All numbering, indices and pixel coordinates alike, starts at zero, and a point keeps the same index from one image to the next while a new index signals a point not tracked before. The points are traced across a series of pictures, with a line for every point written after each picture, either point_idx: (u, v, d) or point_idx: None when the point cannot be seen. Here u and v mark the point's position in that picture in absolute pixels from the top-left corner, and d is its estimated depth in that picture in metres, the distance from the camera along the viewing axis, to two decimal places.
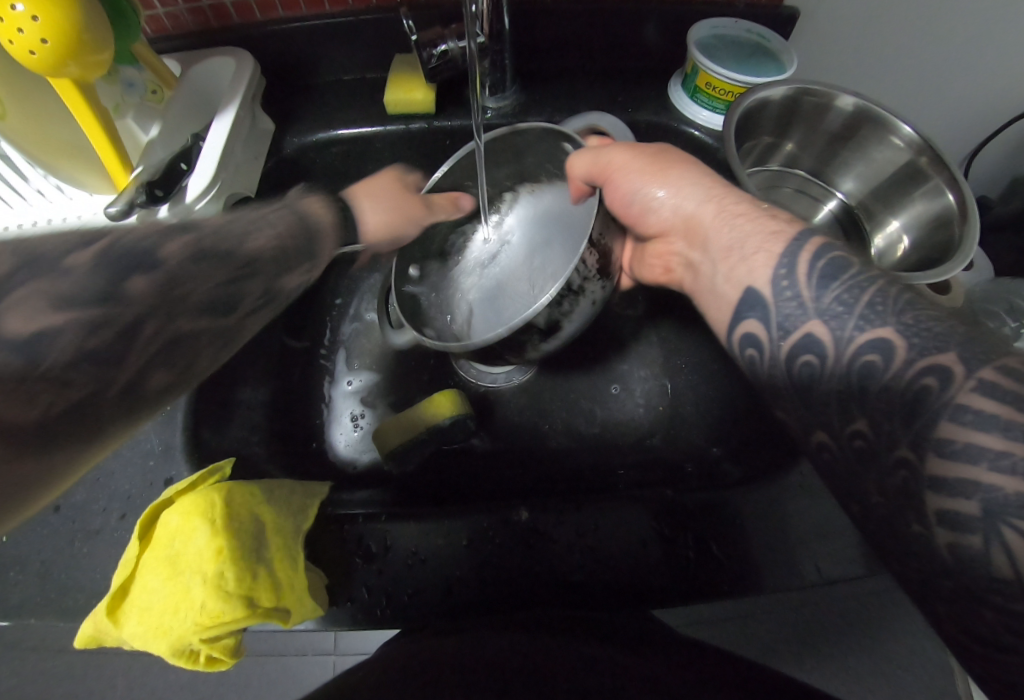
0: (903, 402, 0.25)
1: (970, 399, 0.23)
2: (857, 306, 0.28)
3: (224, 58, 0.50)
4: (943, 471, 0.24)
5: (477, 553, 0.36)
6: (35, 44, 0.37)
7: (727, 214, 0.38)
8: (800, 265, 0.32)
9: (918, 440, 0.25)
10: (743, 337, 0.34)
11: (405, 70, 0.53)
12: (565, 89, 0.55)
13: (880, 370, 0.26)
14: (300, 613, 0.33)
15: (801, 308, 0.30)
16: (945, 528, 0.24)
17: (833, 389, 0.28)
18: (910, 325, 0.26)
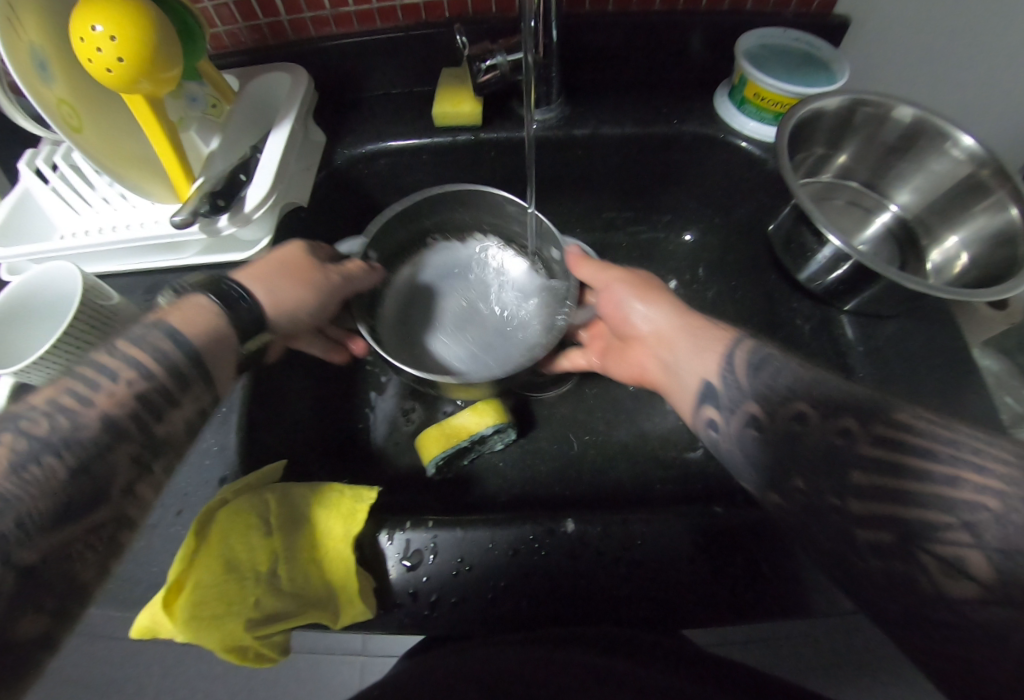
0: (870, 422, 0.29)
1: (867, 450, 0.28)
2: (778, 385, 0.33)
3: (281, 73, 0.53)
4: (867, 509, 0.28)
5: (522, 563, 0.36)
6: (113, 62, 0.39)
7: (693, 326, 0.41)
8: (734, 360, 0.36)
9: (840, 487, 0.29)
10: (705, 419, 0.37)
11: (452, 84, 0.54)
12: (609, 101, 0.55)
13: (804, 431, 0.31)
14: (351, 614, 0.34)
15: (740, 389, 0.34)
16: (873, 553, 0.27)
17: (761, 442, 0.32)
18: (817, 395, 0.31)
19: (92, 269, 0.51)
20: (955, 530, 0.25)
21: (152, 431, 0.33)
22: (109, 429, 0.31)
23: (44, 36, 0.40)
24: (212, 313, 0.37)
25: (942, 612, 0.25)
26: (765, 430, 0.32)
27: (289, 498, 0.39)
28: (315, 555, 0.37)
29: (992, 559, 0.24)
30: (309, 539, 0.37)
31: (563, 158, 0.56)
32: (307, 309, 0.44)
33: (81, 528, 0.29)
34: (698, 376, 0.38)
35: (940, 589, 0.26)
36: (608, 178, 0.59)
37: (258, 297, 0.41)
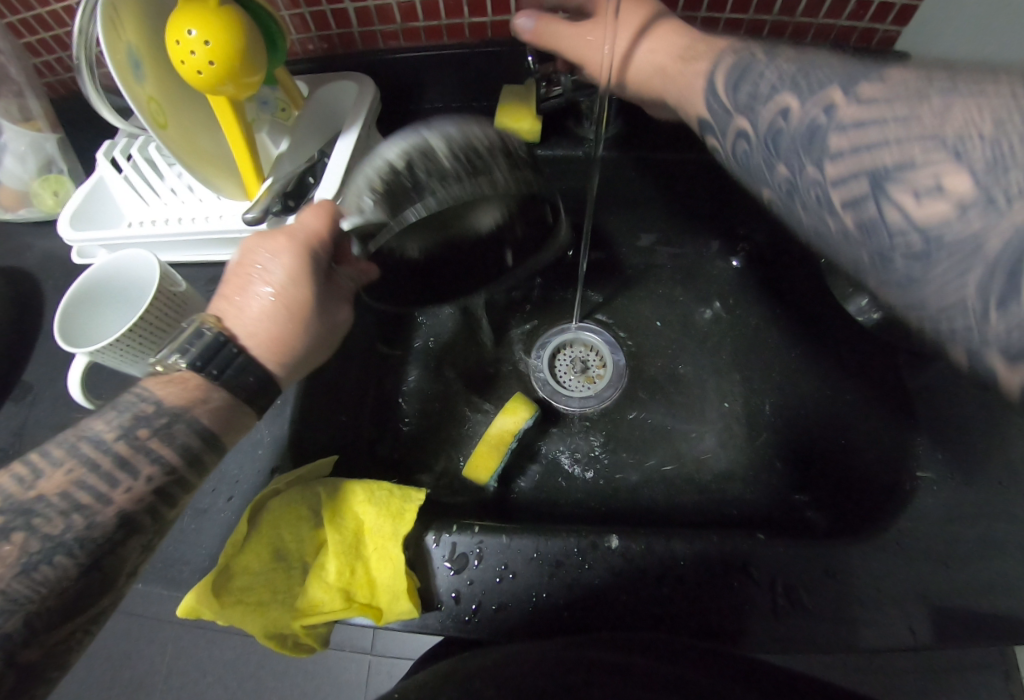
0: (802, 135, 0.28)
1: (850, 111, 0.26)
2: (775, 131, 0.30)
3: (347, 81, 0.54)
4: (840, 170, 0.26)
5: (564, 575, 0.37)
6: (204, 65, 0.41)
7: (690, 54, 0.40)
8: (720, 70, 0.36)
9: (819, 158, 0.27)
10: (712, 148, 0.37)
11: (512, 100, 0.55)
12: (662, 124, 0.56)
13: (786, 120, 0.30)
14: (397, 611, 0.34)
15: (782, 70, 0.31)
16: (849, 211, 0.26)
17: (780, 162, 0.30)
18: (805, 85, 0.29)
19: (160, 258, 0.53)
20: (932, 153, 0.23)
21: (165, 517, 0.33)
22: (123, 524, 0.31)
23: (141, 39, 0.42)
24: (232, 405, 0.36)
25: (901, 241, 0.23)
26: (755, 136, 0.32)
27: (339, 493, 0.39)
28: (358, 555, 0.37)
29: (974, 167, 0.21)
30: (353, 536, 0.37)
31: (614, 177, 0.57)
32: (324, 344, 0.43)
33: (84, 619, 0.30)
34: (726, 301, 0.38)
35: (907, 217, 0.23)
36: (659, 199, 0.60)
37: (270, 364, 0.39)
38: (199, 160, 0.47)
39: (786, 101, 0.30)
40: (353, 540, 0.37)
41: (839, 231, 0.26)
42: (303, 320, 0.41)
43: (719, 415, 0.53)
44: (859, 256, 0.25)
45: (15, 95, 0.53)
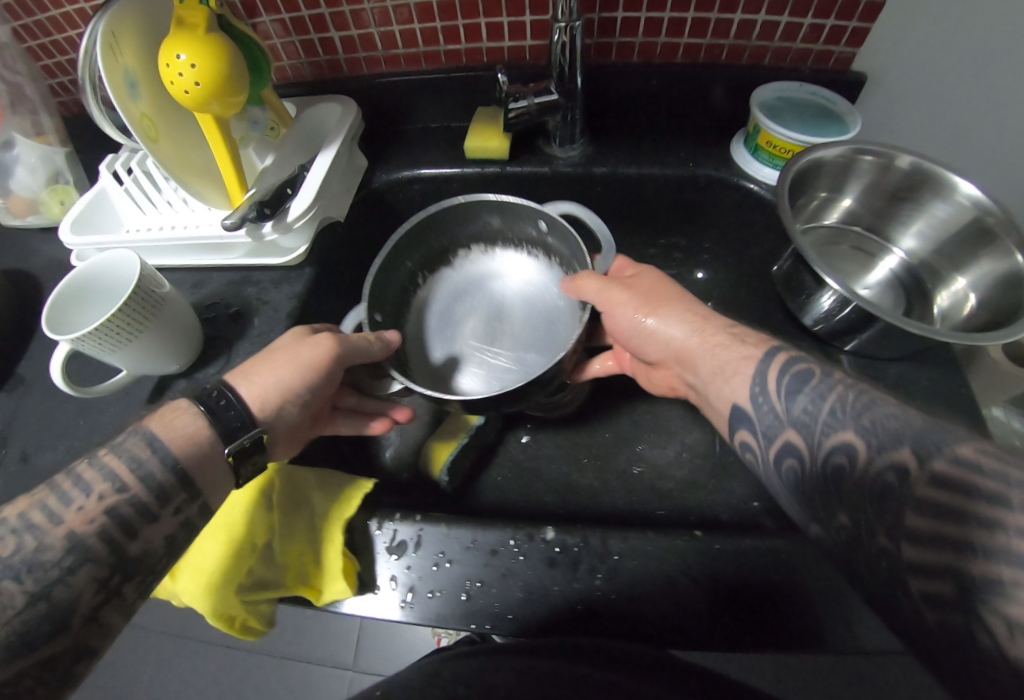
0: (826, 475, 0.32)
1: (888, 469, 0.29)
2: (820, 415, 0.33)
3: (332, 104, 0.59)
4: (922, 556, 0.27)
5: (499, 564, 0.37)
6: (190, 86, 0.44)
7: (712, 343, 0.42)
8: (773, 368, 0.37)
9: (859, 445, 0.31)
10: (740, 441, 0.39)
11: (483, 120, 0.59)
12: (630, 143, 0.59)
13: (850, 469, 0.31)
14: (333, 590, 0.36)
15: (843, 411, 0.32)
16: (925, 601, 0.26)
17: (813, 490, 0.33)
18: (867, 426, 0.31)
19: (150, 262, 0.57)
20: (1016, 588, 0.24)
21: (123, 551, 0.33)
22: (74, 552, 0.32)
23: (140, 60, 0.47)
24: (191, 421, 0.36)
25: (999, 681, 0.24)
26: (809, 465, 0.33)
27: (294, 479, 0.41)
28: (304, 537, 0.39)
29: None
30: (302, 519, 0.39)
31: (585, 193, 0.60)
32: (306, 389, 0.41)
33: (33, 660, 0.30)
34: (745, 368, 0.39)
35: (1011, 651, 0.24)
36: (627, 215, 0.62)
37: (239, 396, 0.39)
38: (188, 171, 0.51)
39: (839, 433, 0.32)
40: (301, 523, 0.39)
41: (909, 590, 0.27)
42: (279, 361, 0.41)
43: (684, 425, 0.54)
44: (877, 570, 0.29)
45: (33, 112, 0.58)
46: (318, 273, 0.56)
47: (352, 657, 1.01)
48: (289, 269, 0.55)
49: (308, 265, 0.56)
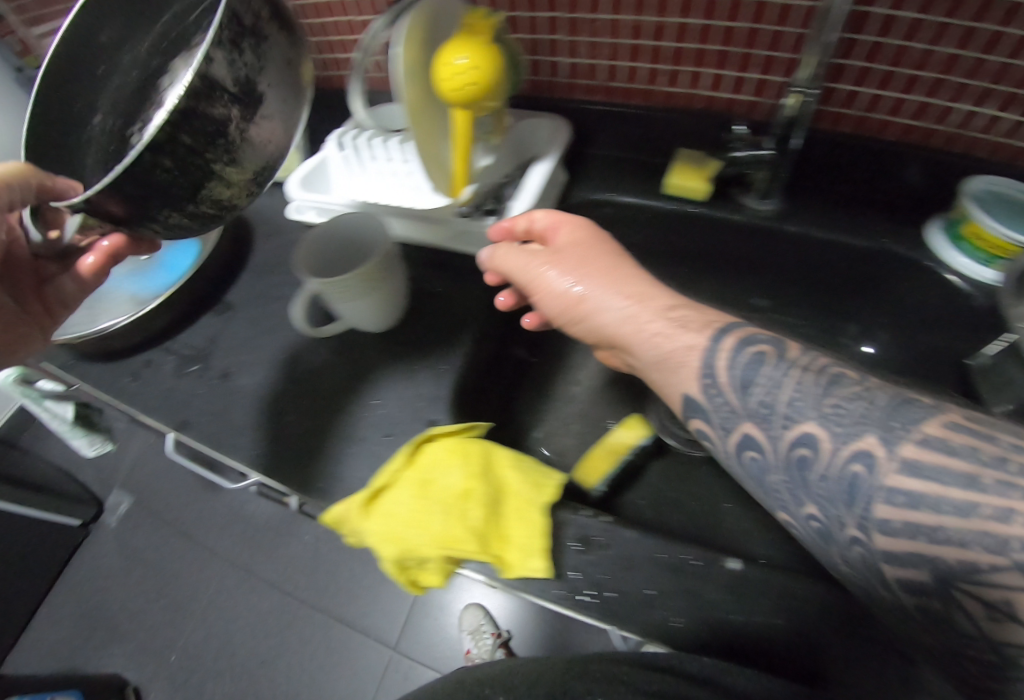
0: (841, 486, 0.31)
1: (892, 478, 0.29)
2: (779, 404, 0.34)
3: (544, 119, 0.64)
4: (895, 548, 0.29)
5: (681, 580, 0.38)
6: (466, 85, 0.49)
7: (701, 320, 0.40)
8: (721, 350, 0.38)
9: (862, 519, 0.30)
10: (742, 440, 0.36)
11: (686, 161, 0.62)
12: (823, 207, 0.60)
13: (812, 460, 0.32)
14: (526, 568, 0.37)
15: (733, 406, 0.37)
16: (908, 590, 0.29)
17: (780, 480, 0.34)
18: (826, 413, 0.32)
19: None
20: None
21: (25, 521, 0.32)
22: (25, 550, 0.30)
23: (419, 57, 0.51)
24: None
25: None
26: (776, 453, 0.34)
27: (490, 454, 0.43)
28: (497, 510, 0.41)
29: None
30: (496, 493, 0.41)
31: (765, 246, 0.61)
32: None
33: None
34: (692, 362, 0.39)
35: None
36: (800, 275, 0.63)
37: None
38: (429, 161, 0.55)
39: (737, 425, 0.36)
40: (496, 497, 0.41)
41: (886, 579, 0.29)
42: None
43: None
44: (851, 566, 0.32)
45: None
46: None
47: (397, 637, 1.04)
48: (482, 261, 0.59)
49: None
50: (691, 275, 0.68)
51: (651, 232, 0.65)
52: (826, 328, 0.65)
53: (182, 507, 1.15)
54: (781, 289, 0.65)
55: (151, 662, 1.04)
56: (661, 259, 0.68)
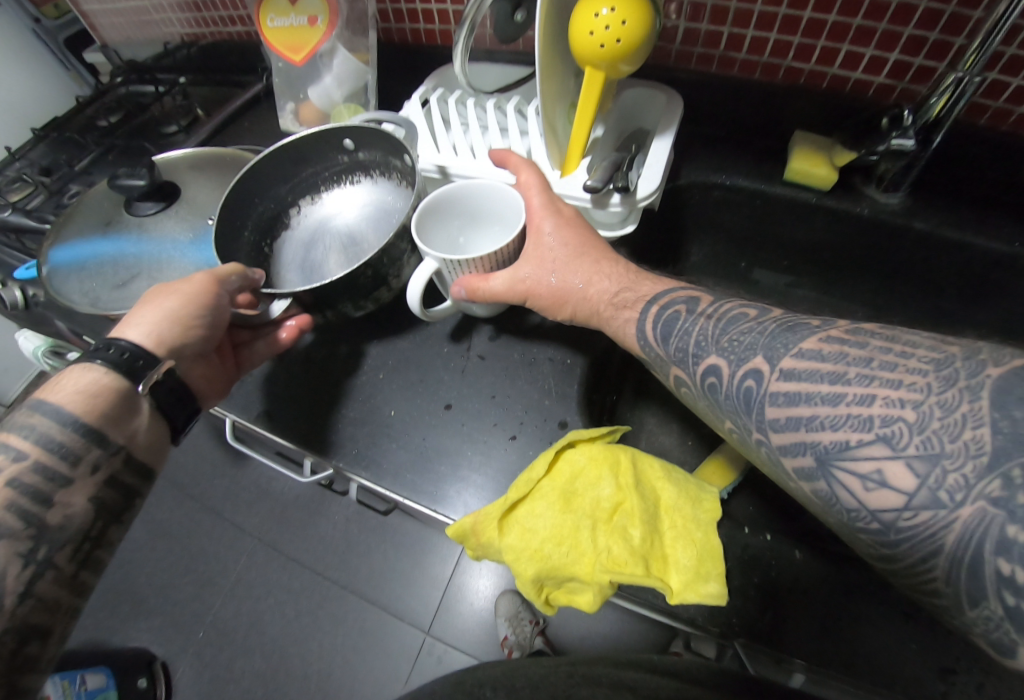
0: (743, 401, 0.36)
1: (778, 384, 0.34)
2: (711, 341, 0.39)
3: (656, 91, 0.58)
4: (784, 440, 0.33)
5: (842, 584, 0.40)
6: (611, 42, 0.43)
7: (576, 251, 0.45)
8: (649, 315, 0.42)
9: (760, 423, 0.35)
10: (675, 378, 0.41)
11: (808, 146, 0.56)
12: (951, 203, 0.56)
13: (718, 386, 0.38)
14: (701, 594, 0.34)
15: (677, 353, 0.40)
16: (803, 476, 0.33)
17: (729, 405, 0.37)
18: (725, 346, 0.38)
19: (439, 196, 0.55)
20: (872, 447, 0.30)
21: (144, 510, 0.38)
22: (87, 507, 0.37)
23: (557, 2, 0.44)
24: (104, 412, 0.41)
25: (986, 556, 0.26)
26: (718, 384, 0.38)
27: (638, 464, 0.39)
28: (655, 527, 0.37)
29: None
30: (651, 508, 0.37)
31: (883, 241, 0.58)
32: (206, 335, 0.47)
33: None
34: (628, 332, 0.43)
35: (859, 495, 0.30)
36: (916, 274, 0.59)
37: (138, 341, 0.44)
38: (550, 132, 0.49)
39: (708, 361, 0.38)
40: (652, 512, 0.37)
41: (787, 468, 0.34)
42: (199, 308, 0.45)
43: None
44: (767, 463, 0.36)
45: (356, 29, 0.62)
46: None
47: (430, 620, 1.00)
48: None
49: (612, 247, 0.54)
50: (791, 267, 0.65)
51: (760, 219, 0.61)
52: (932, 330, 0.62)
53: (205, 481, 1.11)
54: (888, 286, 0.62)
55: (180, 638, 1.02)
56: (764, 247, 0.63)
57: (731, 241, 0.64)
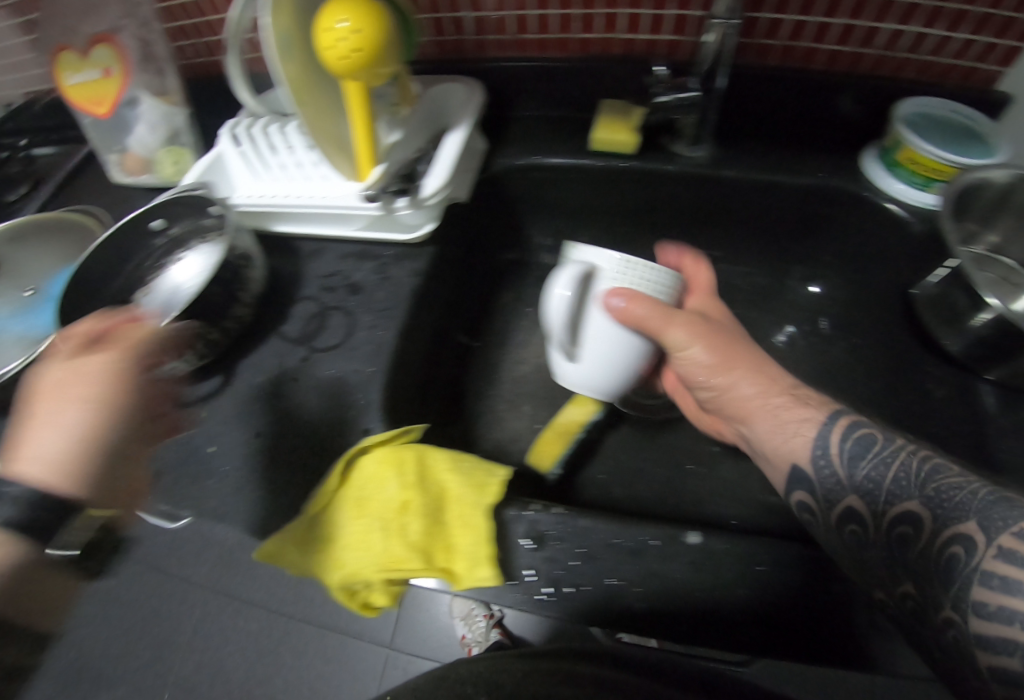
0: (937, 566, 0.32)
1: (992, 568, 0.30)
2: (885, 481, 0.36)
3: (457, 84, 0.58)
4: (984, 630, 0.29)
5: (639, 563, 0.36)
6: (348, 52, 0.44)
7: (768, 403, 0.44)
8: (834, 429, 0.39)
9: (862, 511, 0.36)
10: (796, 501, 0.41)
11: (612, 114, 0.57)
12: (757, 148, 0.57)
13: (913, 539, 0.33)
14: (476, 576, 0.36)
15: (839, 483, 0.38)
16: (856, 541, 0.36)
17: (879, 557, 0.34)
18: (930, 495, 0.33)
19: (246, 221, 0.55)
20: None
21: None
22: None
23: (294, 22, 0.45)
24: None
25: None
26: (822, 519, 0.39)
27: (427, 457, 0.40)
28: (441, 519, 0.38)
29: None
30: (437, 501, 0.39)
31: (703, 194, 0.58)
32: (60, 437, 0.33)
33: None
34: (802, 447, 0.41)
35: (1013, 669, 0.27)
36: (745, 219, 0.60)
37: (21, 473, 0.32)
38: (326, 144, 0.50)
39: (844, 499, 0.38)
40: (437, 505, 0.38)
41: (844, 551, 0.36)
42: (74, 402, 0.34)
43: None
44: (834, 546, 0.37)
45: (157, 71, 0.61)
46: (436, 253, 0.54)
47: (390, 635, 1.02)
48: (407, 247, 0.53)
49: (427, 246, 0.54)
50: (633, 234, 0.65)
51: (587, 193, 0.61)
52: (774, 273, 0.63)
53: None
54: (724, 238, 0.62)
55: None
56: (602, 219, 0.64)
57: (570, 217, 0.64)
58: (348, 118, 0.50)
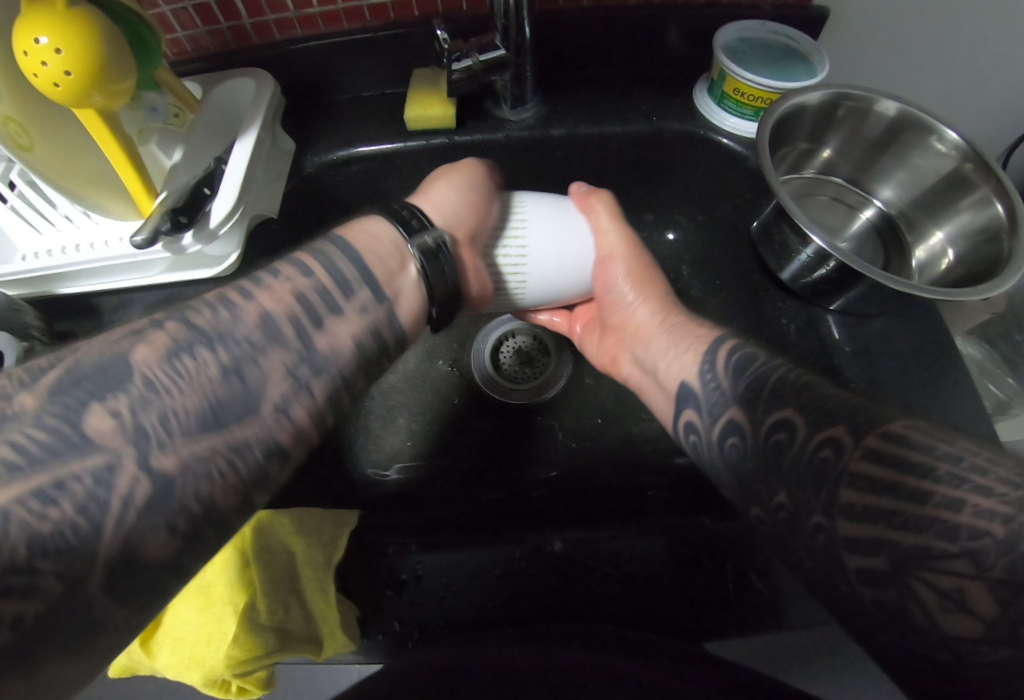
0: (768, 451, 0.30)
1: (860, 466, 0.26)
2: (762, 387, 0.32)
3: (244, 78, 0.50)
4: (857, 531, 0.26)
5: (508, 581, 0.37)
6: (59, 77, 0.36)
7: (674, 326, 0.43)
8: (719, 358, 0.36)
9: (708, 419, 0.34)
10: (686, 423, 0.37)
11: (423, 86, 0.52)
12: (589, 98, 0.54)
13: (789, 443, 0.29)
14: (332, 647, 0.35)
15: (720, 393, 0.34)
16: (724, 432, 0.33)
17: (755, 464, 0.30)
18: (776, 397, 0.31)
19: (16, 295, 0.47)
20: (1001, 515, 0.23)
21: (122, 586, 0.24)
22: None
23: None
24: None
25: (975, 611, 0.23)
26: (707, 437, 0.35)
27: (267, 529, 0.38)
28: (296, 586, 0.37)
29: None
30: (288, 569, 0.37)
31: (542, 159, 0.55)
32: None
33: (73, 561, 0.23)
34: (688, 369, 0.38)
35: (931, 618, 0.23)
36: (591, 175, 0.57)
37: None
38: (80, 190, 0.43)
39: (725, 411, 0.34)
40: (288, 574, 0.37)
41: (718, 457, 0.33)
42: None
43: None
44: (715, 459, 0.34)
45: None
46: None
47: None
48: (224, 281, 0.48)
49: (245, 275, 0.48)
50: None
51: (422, 178, 0.56)
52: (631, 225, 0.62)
53: None
54: None
55: None
56: None
57: None
58: (106, 150, 0.43)
